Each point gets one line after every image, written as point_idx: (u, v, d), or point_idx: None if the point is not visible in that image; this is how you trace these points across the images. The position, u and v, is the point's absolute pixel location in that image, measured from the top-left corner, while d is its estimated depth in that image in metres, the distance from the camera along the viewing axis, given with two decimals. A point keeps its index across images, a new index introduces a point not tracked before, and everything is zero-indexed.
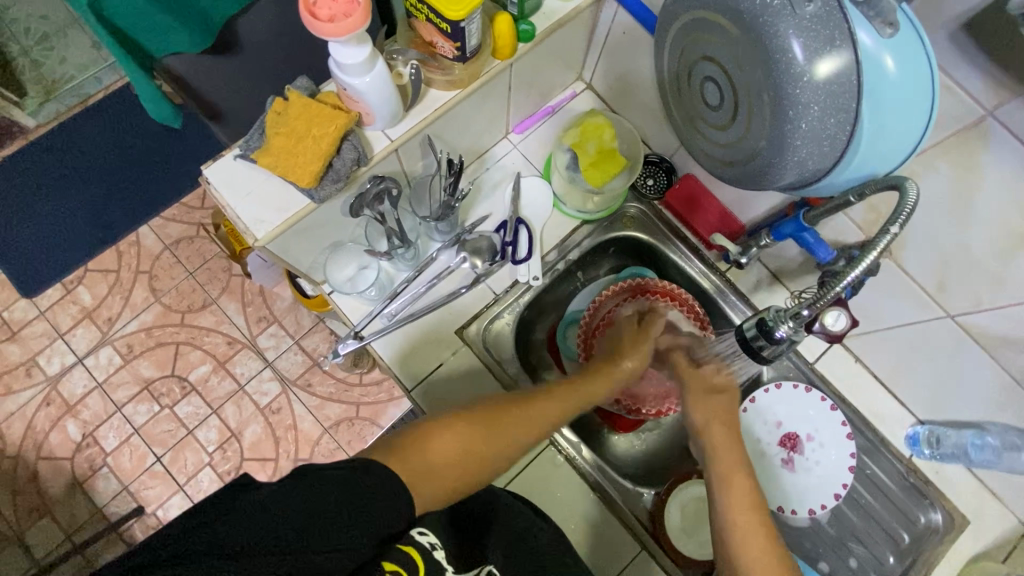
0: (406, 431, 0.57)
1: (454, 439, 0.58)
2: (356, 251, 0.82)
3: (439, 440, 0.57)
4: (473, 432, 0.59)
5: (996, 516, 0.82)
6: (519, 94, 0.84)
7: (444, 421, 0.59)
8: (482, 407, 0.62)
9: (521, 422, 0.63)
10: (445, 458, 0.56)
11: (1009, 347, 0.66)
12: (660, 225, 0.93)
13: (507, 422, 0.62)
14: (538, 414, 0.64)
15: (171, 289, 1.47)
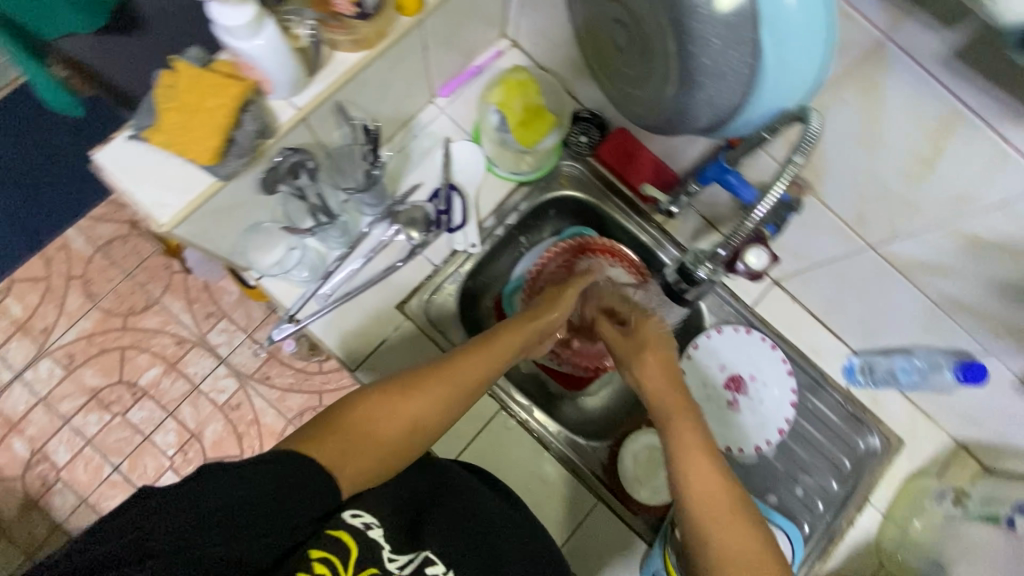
0: (326, 415, 0.55)
1: (376, 416, 0.56)
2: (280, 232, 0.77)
3: (360, 421, 0.55)
4: (394, 404, 0.57)
5: (929, 435, 0.87)
6: (437, 54, 0.80)
7: (363, 400, 0.56)
8: (403, 376, 0.60)
9: (447, 384, 0.61)
10: (369, 437, 0.54)
11: (930, 274, 0.68)
12: (598, 182, 0.92)
13: (432, 389, 0.60)
14: (465, 375, 0.63)
15: (108, 292, 1.41)
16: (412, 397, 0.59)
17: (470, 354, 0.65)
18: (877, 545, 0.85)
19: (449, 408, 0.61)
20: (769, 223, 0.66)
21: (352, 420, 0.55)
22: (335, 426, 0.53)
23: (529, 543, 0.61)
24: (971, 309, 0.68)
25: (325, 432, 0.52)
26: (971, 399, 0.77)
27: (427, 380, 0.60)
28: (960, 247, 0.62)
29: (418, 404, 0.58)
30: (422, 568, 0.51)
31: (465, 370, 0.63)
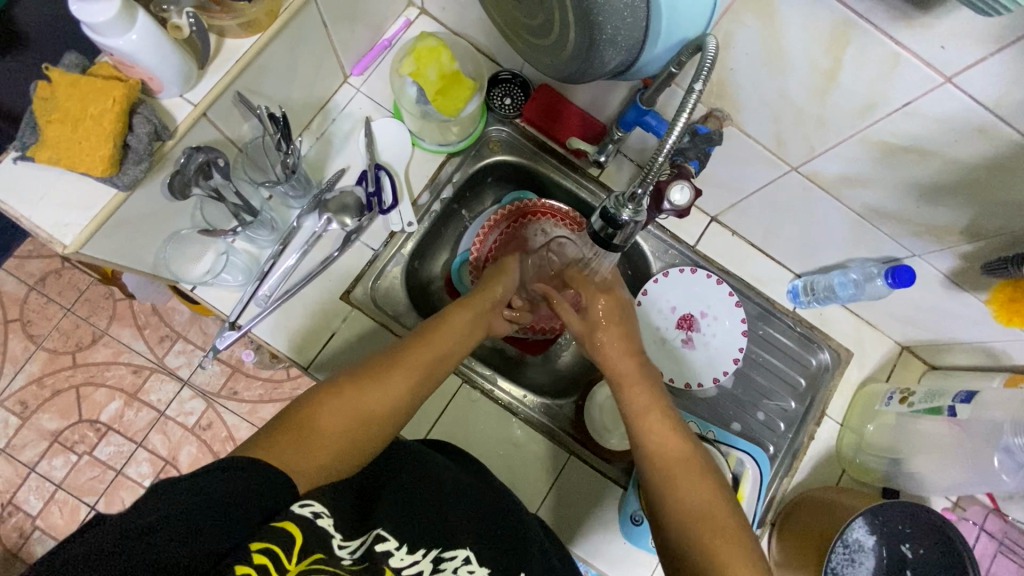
0: (281, 419, 0.55)
1: (338, 413, 0.57)
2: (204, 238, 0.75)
3: (321, 418, 0.55)
4: (355, 400, 0.58)
5: (875, 343, 0.91)
6: (340, 31, 0.77)
7: (325, 399, 0.57)
8: (360, 373, 0.61)
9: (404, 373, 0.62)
10: (328, 435, 0.54)
11: (851, 187, 0.69)
12: (528, 143, 0.91)
13: (390, 380, 0.61)
14: (420, 361, 0.64)
15: (51, 331, 1.34)
16: (373, 393, 0.60)
17: (425, 340, 0.66)
18: (838, 453, 0.89)
19: (407, 397, 0.62)
20: (693, 158, 0.68)
21: (312, 419, 0.55)
22: (297, 425, 0.54)
23: (487, 504, 0.62)
24: (892, 215, 0.70)
25: (286, 431, 0.53)
26: (906, 302, 0.81)
27: (386, 374, 0.62)
28: (872, 155, 0.63)
29: (379, 399, 0.59)
30: (372, 549, 0.51)
31: (424, 357, 0.65)
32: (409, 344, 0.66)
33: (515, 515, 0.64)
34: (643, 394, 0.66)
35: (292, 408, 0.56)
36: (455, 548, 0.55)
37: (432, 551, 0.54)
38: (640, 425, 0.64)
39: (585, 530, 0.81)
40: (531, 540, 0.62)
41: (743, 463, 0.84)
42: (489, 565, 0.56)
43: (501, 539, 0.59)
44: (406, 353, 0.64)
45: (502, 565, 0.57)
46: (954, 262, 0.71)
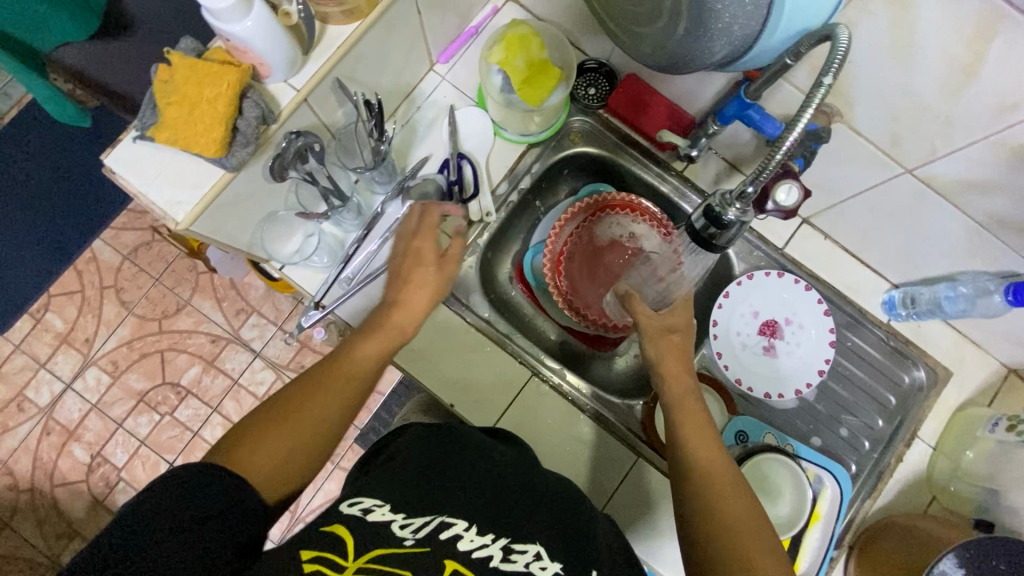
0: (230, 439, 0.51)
1: (285, 423, 0.52)
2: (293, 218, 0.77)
3: (279, 433, 0.52)
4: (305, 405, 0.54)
5: (978, 364, 0.84)
6: (431, 18, 0.77)
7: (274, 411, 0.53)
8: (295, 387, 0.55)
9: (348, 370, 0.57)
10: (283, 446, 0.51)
11: (972, 192, 0.64)
12: (611, 135, 0.89)
13: (330, 390, 0.55)
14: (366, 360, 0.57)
15: (141, 299, 1.44)
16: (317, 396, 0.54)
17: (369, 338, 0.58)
18: (928, 478, 0.83)
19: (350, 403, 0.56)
20: (797, 157, 0.66)
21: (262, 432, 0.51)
22: (248, 441, 0.51)
23: (554, 499, 0.56)
24: (1017, 226, 0.64)
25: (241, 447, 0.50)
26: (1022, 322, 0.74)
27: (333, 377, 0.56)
28: (1004, 159, 0.58)
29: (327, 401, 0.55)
30: (436, 535, 0.47)
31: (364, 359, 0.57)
32: (352, 340, 0.59)
33: (584, 511, 0.57)
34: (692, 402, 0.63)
35: (245, 424, 0.52)
36: (525, 543, 0.49)
37: (501, 539, 0.48)
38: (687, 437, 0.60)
39: (653, 536, 0.79)
40: (601, 538, 0.55)
41: (822, 479, 0.80)
42: (562, 559, 0.49)
43: (572, 536, 0.52)
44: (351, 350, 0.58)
45: (573, 560, 0.49)
46: None
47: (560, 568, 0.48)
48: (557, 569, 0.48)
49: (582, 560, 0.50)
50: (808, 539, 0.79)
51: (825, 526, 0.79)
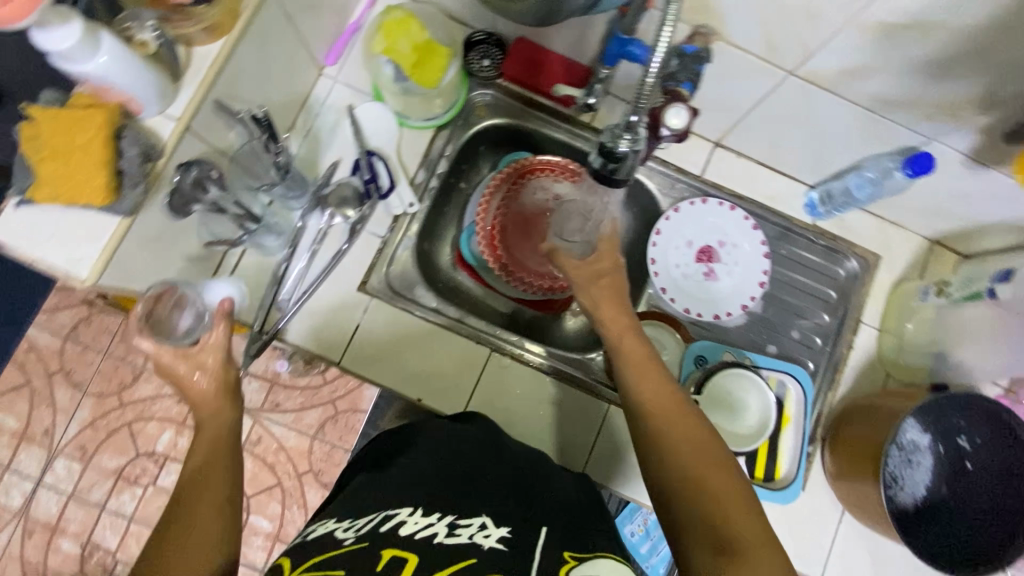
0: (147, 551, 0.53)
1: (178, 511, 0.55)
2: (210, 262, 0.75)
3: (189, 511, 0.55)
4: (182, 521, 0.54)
5: (902, 242, 0.89)
6: (305, 21, 0.75)
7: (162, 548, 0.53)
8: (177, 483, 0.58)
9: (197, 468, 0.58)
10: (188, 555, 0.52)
11: (853, 79, 0.67)
12: (516, 102, 0.89)
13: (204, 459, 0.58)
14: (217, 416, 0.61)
15: (93, 377, 1.38)
16: (188, 505, 0.55)
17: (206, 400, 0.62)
18: (880, 358, 0.87)
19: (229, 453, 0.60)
20: (685, 80, 0.68)
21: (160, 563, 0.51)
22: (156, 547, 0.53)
23: (512, 473, 0.58)
24: (901, 102, 0.67)
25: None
26: (927, 191, 0.78)
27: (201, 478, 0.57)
28: (869, 40, 0.60)
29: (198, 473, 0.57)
30: (377, 527, 0.47)
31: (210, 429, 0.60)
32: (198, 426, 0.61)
33: (544, 482, 0.58)
34: (638, 347, 0.64)
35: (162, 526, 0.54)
36: (469, 517, 0.50)
37: (445, 517, 0.49)
38: (632, 377, 0.62)
39: (639, 476, 0.82)
40: (560, 503, 0.55)
41: (784, 383, 0.84)
42: (510, 524, 0.49)
43: (519, 503, 0.53)
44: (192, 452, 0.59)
45: (521, 524, 0.50)
46: (973, 139, 0.68)
47: (506, 534, 0.48)
48: (503, 535, 0.48)
49: (531, 521, 0.51)
50: (783, 441, 0.82)
51: (796, 425, 0.83)
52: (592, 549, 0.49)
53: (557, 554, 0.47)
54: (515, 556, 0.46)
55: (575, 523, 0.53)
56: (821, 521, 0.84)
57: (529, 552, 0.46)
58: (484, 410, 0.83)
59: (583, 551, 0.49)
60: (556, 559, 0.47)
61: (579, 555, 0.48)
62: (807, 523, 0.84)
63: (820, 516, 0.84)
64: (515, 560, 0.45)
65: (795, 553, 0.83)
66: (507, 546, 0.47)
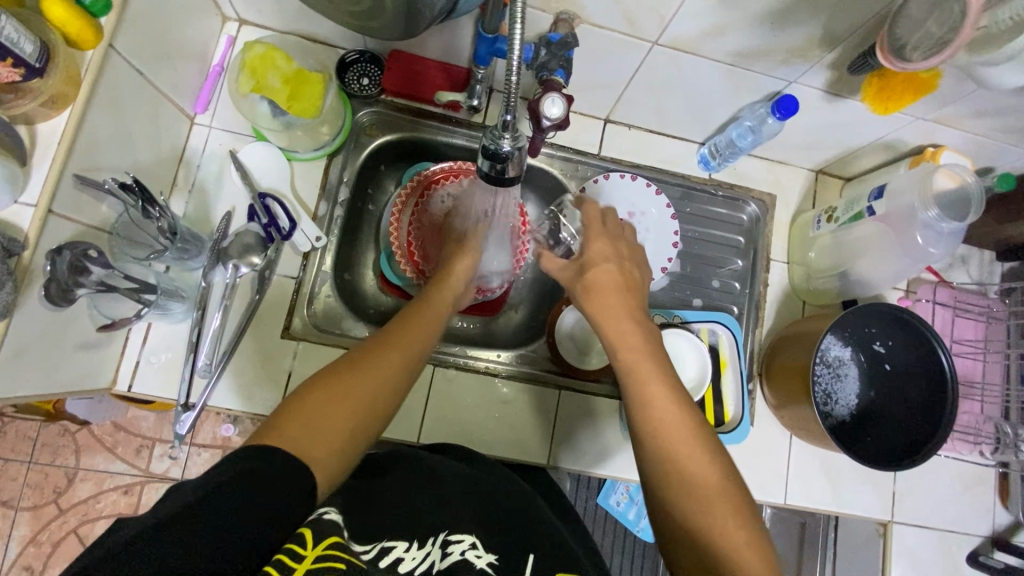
0: (294, 399, 0.52)
1: (341, 387, 0.53)
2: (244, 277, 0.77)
3: (350, 386, 0.53)
4: (334, 393, 0.52)
5: (790, 178, 0.96)
6: (161, 73, 0.71)
7: (303, 401, 0.51)
8: (346, 357, 0.56)
9: (405, 357, 0.58)
10: (330, 432, 0.49)
11: (710, 39, 0.70)
12: (403, 116, 0.88)
13: (386, 354, 0.57)
14: (408, 332, 0.61)
15: (22, 490, 1.26)
16: (357, 374, 0.54)
17: (405, 320, 0.63)
18: (794, 288, 0.94)
19: (408, 370, 0.58)
20: (556, 68, 0.71)
21: (302, 420, 0.49)
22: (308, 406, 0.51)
23: (488, 495, 0.59)
24: (757, 53, 0.72)
25: (284, 441, 0.47)
26: (799, 127, 0.85)
27: (370, 364, 0.56)
28: (714, 2, 0.64)
29: (376, 369, 0.56)
30: (377, 561, 0.45)
31: (409, 334, 0.61)
32: (392, 328, 0.61)
33: (527, 505, 0.60)
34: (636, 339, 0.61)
35: (327, 379, 0.53)
36: (461, 533, 0.51)
37: (437, 537, 0.49)
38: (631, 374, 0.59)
39: (596, 452, 0.85)
40: (545, 533, 0.56)
41: (715, 332, 0.88)
42: (498, 550, 0.51)
43: (503, 525, 0.54)
44: (394, 341, 0.59)
45: (509, 549, 0.51)
46: (826, 76, 0.73)
47: (495, 558, 0.50)
48: (492, 558, 0.50)
49: (520, 548, 0.52)
50: (726, 386, 0.87)
51: (734, 368, 0.87)
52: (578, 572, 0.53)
53: None
54: None
55: (559, 544, 0.56)
56: (776, 449, 0.89)
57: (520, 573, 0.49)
58: (439, 425, 0.82)
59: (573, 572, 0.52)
60: None
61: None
62: (762, 454, 0.89)
63: (772, 445, 0.90)
64: None
65: (757, 486, 0.88)
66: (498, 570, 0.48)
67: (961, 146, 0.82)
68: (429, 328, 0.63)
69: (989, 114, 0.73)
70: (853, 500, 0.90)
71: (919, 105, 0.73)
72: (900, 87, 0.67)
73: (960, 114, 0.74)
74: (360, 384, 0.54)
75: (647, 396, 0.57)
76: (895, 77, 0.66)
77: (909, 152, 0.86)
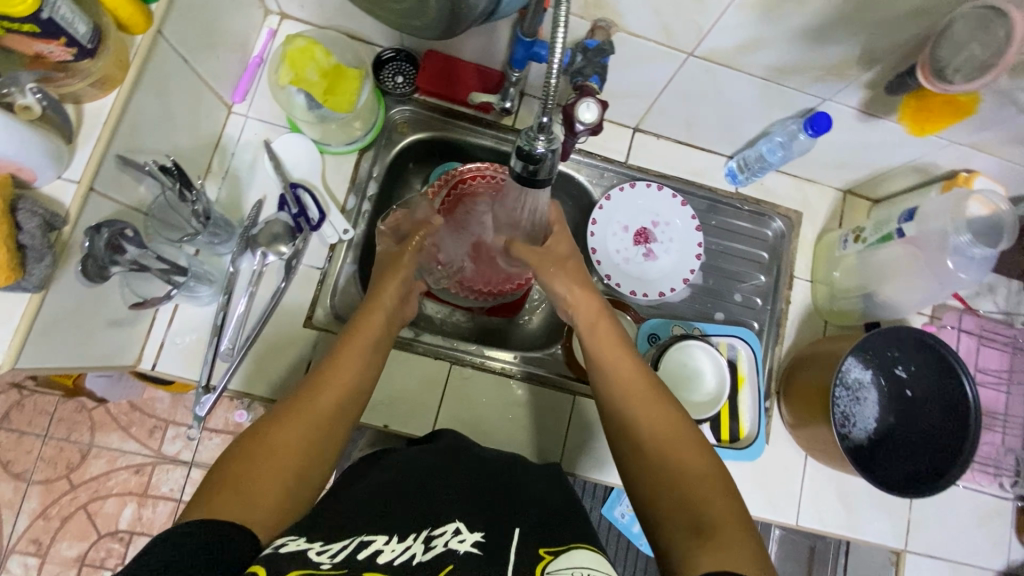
0: (217, 474, 0.52)
1: (266, 452, 0.54)
2: (278, 265, 0.80)
3: (275, 449, 0.55)
4: (259, 457, 0.54)
5: (817, 197, 0.95)
6: (204, 61, 0.73)
7: (233, 465, 0.53)
8: (270, 417, 0.57)
9: (325, 403, 0.60)
10: (261, 495, 0.51)
11: (747, 53, 0.70)
12: (436, 115, 0.89)
13: (310, 408, 0.59)
14: (334, 378, 0.62)
15: (37, 463, 1.28)
16: (276, 434, 0.56)
17: (330, 366, 0.63)
18: (816, 307, 0.93)
19: (335, 415, 0.60)
20: (591, 75, 0.71)
21: (227, 491, 0.50)
22: (231, 479, 0.51)
23: (474, 482, 0.59)
24: (793, 69, 0.71)
25: (210, 506, 0.48)
26: (829, 146, 0.84)
27: (289, 419, 0.57)
28: (753, 17, 0.64)
29: (300, 424, 0.57)
30: (354, 556, 0.44)
31: (333, 382, 0.61)
32: (315, 375, 0.62)
33: (521, 492, 0.59)
34: (608, 333, 0.69)
35: (247, 450, 0.54)
36: (443, 526, 0.50)
37: (420, 533, 0.49)
38: (606, 368, 0.67)
39: (608, 459, 0.85)
40: (538, 508, 0.56)
41: (735, 346, 0.87)
42: (483, 529, 0.50)
43: (493, 511, 0.54)
44: (320, 388, 0.60)
45: (495, 528, 0.51)
46: (861, 95, 0.73)
47: (479, 536, 0.49)
48: (476, 537, 0.49)
49: (506, 525, 0.52)
50: (742, 402, 0.86)
51: (752, 385, 0.86)
52: (567, 543, 0.50)
53: (534, 551, 0.48)
54: (490, 555, 0.46)
55: (548, 521, 0.54)
56: (790, 468, 0.88)
57: (503, 552, 0.47)
58: (453, 422, 0.82)
59: (558, 545, 0.50)
60: (533, 557, 0.47)
61: (554, 549, 0.49)
62: (776, 472, 0.88)
63: (787, 464, 0.88)
64: (491, 559, 0.46)
65: (769, 504, 0.87)
66: (482, 549, 0.47)
67: (995, 172, 0.81)
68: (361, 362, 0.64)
69: None
70: (867, 526, 0.89)
71: (956, 129, 0.72)
72: (938, 108, 0.67)
73: (997, 140, 0.73)
74: (285, 444, 0.55)
75: (617, 386, 0.65)
76: (933, 98, 0.66)
77: (941, 176, 0.85)
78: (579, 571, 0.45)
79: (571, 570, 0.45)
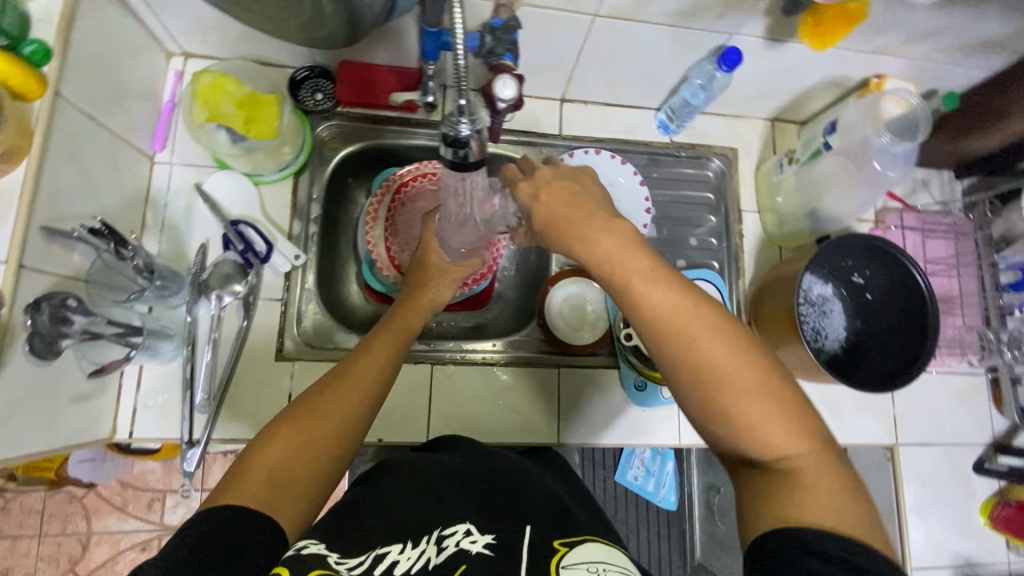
0: (242, 462, 0.51)
1: (298, 436, 0.53)
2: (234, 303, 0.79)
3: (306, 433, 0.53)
4: (293, 438, 0.53)
5: (748, 130, 0.98)
6: (114, 116, 0.71)
7: (261, 455, 0.51)
8: (301, 403, 0.56)
9: (359, 389, 0.59)
10: (292, 483, 0.50)
11: (648, 4, 0.72)
12: (362, 125, 0.88)
13: (341, 395, 0.58)
14: (365, 369, 0.61)
15: (37, 564, 1.24)
16: (309, 417, 0.55)
17: (360, 358, 0.63)
18: (768, 235, 0.96)
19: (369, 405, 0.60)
20: (504, 52, 0.71)
21: (260, 476, 0.49)
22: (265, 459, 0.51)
23: (475, 479, 0.59)
24: (694, 11, 0.73)
25: (241, 492, 0.47)
26: (746, 78, 0.87)
27: (319, 406, 0.56)
28: None
29: (332, 409, 0.56)
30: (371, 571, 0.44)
31: (364, 371, 0.61)
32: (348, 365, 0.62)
33: (521, 487, 0.59)
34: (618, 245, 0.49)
35: (277, 434, 0.53)
36: (454, 525, 0.51)
37: (431, 534, 0.49)
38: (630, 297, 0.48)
39: (602, 424, 0.86)
40: (539, 501, 0.57)
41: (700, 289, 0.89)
42: (493, 529, 0.50)
43: (495, 509, 0.54)
44: (352, 378, 0.60)
45: (504, 526, 0.51)
46: (763, 23, 0.75)
47: (490, 537, 0.49)
48: (487, 539, 0.49)
49: (517, 521, 0.52)
50: None
51: None
52: (580, 535, 0.52)
53: (548, 545, 0.49)
54: (503, 556, 0.47)
55: (556, 515, 0.55)
56: None
57: (516, 548, 0.48)
58: (445, 421, 0.83)
59: (572, 536, 0.51)
60: (549, 549, 0.48)
61: (568, 540, 0.50)
62: None
63: None
64: (504, 559, 0.47)
65: None
66: (494, 549, 0.48)
67: (903, 71, 0.85)
68: (384, 360, 0.63)
69: (923, 37, 0.76)
70: (857, 430, 0.93)
71: (857, 37, 0.76)
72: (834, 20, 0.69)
73: (896, 41, 0.77)
74: (318, 430, 0.54)
75: (652, 318, 0.47)
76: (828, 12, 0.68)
77: (856, 86, 0.89)
78: (593, 566, 0.46)
79: (587, 564, 0.46)
